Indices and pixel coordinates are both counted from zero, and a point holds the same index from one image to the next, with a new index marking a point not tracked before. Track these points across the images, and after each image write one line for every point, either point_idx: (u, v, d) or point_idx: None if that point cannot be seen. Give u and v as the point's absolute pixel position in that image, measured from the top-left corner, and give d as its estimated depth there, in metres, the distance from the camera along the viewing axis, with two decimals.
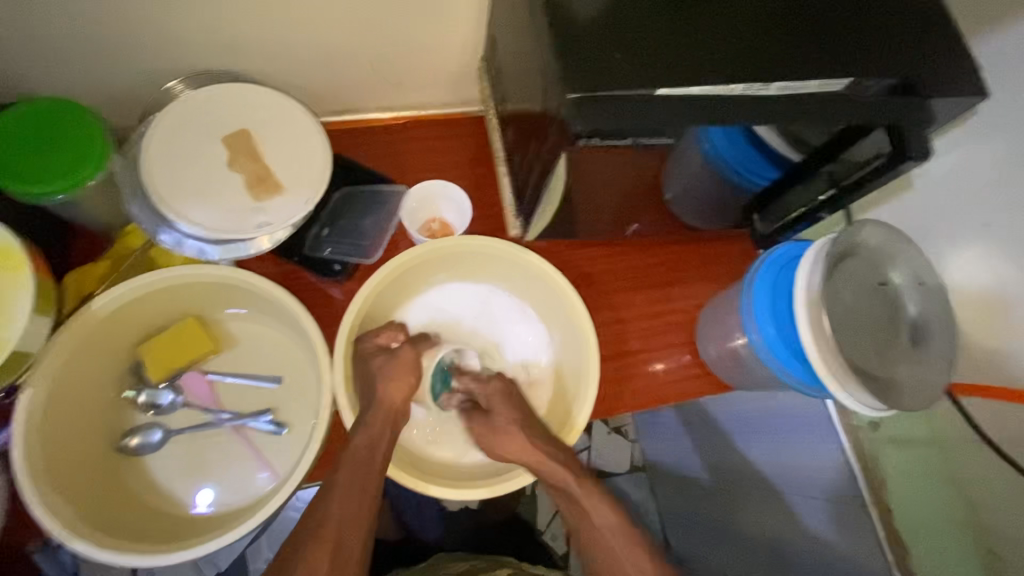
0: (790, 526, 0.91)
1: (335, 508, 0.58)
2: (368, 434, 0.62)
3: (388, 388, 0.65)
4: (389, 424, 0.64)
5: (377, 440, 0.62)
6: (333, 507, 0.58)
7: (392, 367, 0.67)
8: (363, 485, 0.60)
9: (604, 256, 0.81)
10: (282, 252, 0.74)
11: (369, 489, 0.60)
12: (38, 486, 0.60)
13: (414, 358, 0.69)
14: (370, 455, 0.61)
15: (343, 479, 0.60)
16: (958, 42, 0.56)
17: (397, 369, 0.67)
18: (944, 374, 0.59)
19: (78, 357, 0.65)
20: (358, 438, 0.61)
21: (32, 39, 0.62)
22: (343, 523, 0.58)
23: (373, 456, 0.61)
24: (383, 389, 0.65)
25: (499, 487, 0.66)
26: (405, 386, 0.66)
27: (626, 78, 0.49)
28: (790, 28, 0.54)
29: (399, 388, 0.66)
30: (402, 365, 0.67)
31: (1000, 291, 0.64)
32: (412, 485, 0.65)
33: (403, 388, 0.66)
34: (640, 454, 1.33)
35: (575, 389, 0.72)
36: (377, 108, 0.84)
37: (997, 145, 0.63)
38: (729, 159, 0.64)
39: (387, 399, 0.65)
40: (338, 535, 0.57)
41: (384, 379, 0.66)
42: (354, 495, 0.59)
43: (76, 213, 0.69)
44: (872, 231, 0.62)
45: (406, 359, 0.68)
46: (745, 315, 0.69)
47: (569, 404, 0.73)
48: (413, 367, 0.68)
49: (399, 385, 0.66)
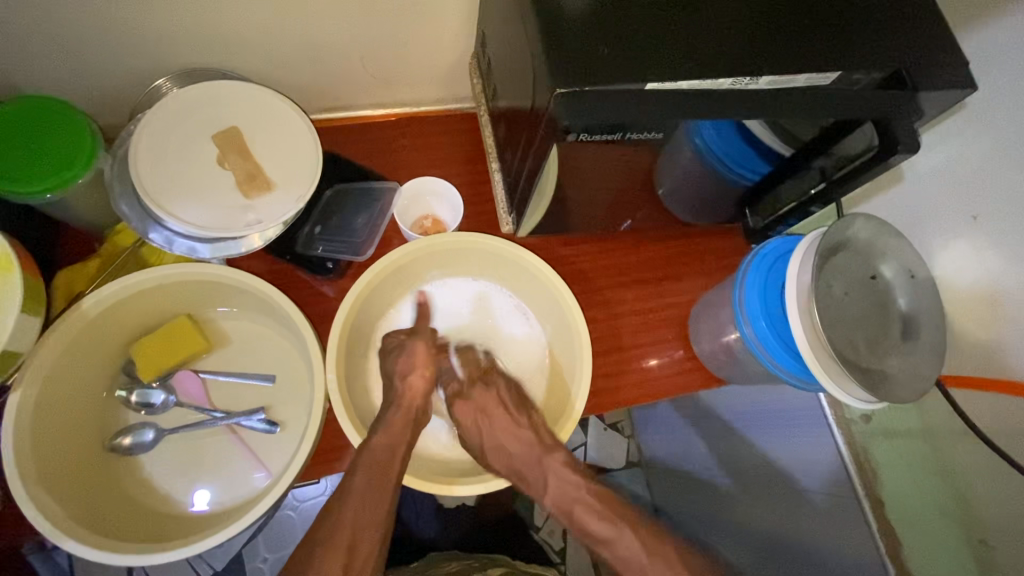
0: (784, 521, 0.91)
1: (349, 511, 0.58)
2: (389, 437, 0.63)
3: (408, 384, 0.68)
4: (409, 424, 0.65)
5: (397, 441, 0.63)
6: (347, 512, 0.58)
7: (409, 362, 0.69)
8: (381, 488, 0.60)
9: (596, 251, 0.81)
10: (274, 250, 0.74)
11: (384, 495, 0.60)
12: (29, 486, 0.59)
13: (427, 350, 0.70)
14: (389, 457, 0.61)
15: (359, 484, 0.59)
16: (945, 36, 0.56)
17: (410, 363, 0.69)
18: (933, 365, 0.59)
19: (70, 356, 0.65)
20: (379, 438, 0.62)
21: (17, 37, 0.62)
22: (358, 525, 0.58)
23: (392, 457, 0.62)
24: (404, 386, 0.68)
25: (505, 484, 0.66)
26: (422, 379, 0.68)
27: (613, 72, 0.49)
28: (779, 22, 0.54)
29: (417, 384, 0.68)
30: (417, 360, 0.69)
31: (989, 283, 0.64)
32: (435, 489, 0.65)
33: (420, 382, 0.68)
34: (636, 450, 1.34)
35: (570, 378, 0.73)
36: (369, 105, 0.84)
37: (984, 138, 0.63)
38: (721, 152, 0.64)
39: (408, 393, 0.67)
40: (351, 541, 0.57)
41: (403, 374, 0.68)
42: (371, 496, 0.59)
43: (66, 212, 0.68)
44: (862, 224, 0.62)
45: (419, 353, 0.70)
46: (737, 309, 0.69)
47: (565, 389, 0.73)
48: (428, 361, 0.70)
49: (416, 379, 0.68)
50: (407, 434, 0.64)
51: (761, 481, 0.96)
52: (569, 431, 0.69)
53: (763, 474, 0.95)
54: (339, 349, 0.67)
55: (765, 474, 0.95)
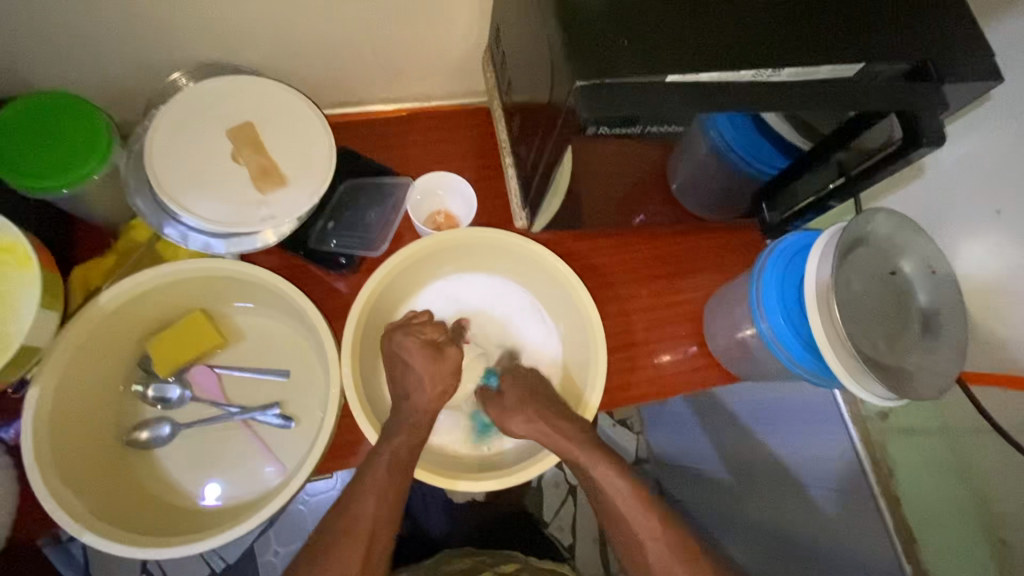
0: (797, 518, 0.91)
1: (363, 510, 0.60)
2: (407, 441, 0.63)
3: (428, 390, 0.67)
4: (428, 426, 0.66)
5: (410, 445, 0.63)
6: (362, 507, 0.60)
7: (437, 368, 0.67)
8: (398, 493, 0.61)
9: (611, 246, 0.80)
10: (289, 244, 0.74)
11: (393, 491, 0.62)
12: (49, 480, 0.60)
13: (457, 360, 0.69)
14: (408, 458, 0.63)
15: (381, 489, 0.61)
16: (970, 27, 0.55)
17: (438, 367, 0.67)
18: (954, 362, 0.59)
19: (88, 350, 0.66)
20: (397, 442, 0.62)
21: (35, 34, 0.62)
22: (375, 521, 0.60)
23: (405, 456, 0.63)
24: (424, 391, 0.67)
25: (539, 467, 0.66)
26: (445, 389, 0.67)
27: (634, 64, 0.49)
28: (801, 13, 0.53)
29: (439, 392, 0.67)
30: (445, 369, 0.68)
31: (1010, 278, 0.63)
32: (438, 483, 0.65)
33: (442, 392, 0.67)
34: (646, 446, 1.32)
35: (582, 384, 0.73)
36: (381, 100, 0.84)
37: (1009, 131, 0.62)
38: (738, 146, 0.63)
39: (427, 397, 0.67)
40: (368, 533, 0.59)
41: (428, 380, 0.67)
42: (381, 492, 0.61)
43: (82, 207, 0.68)
44: (883, 220, 0.61)
45: (450, 361, 0.68)
46: (754, 304, 0.68)
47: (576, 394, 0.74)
48: (455, 370, 0.68)
49: (438, 388, 0.67)
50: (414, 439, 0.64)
51: (775, 478, 0.95)
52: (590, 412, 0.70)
53: (778, 471, 0.94)
54: (354, 346, 0.67)
55: (779, 470, 0.94)
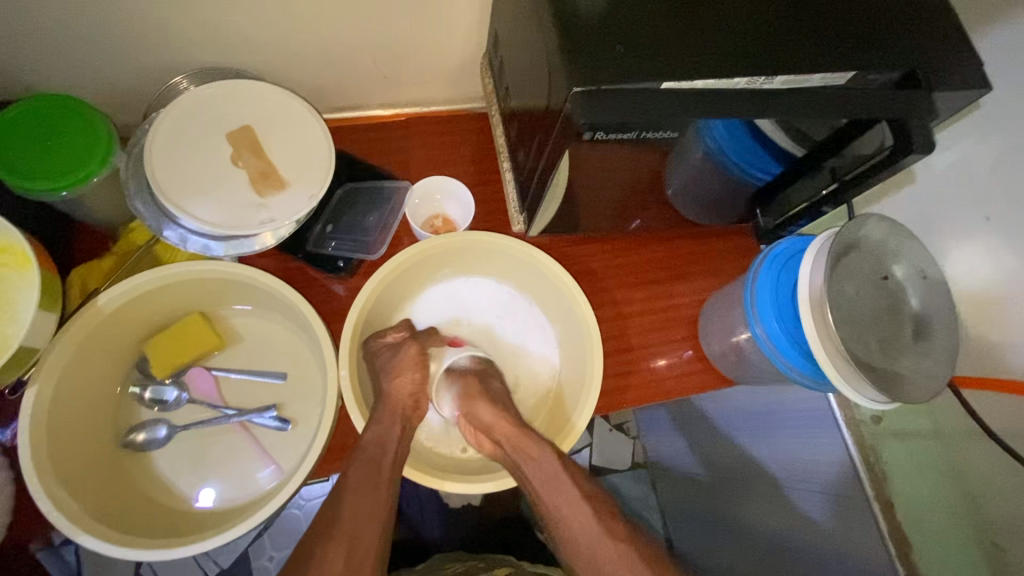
0: (791, 523, 0.91)
1: (349, 505, 0.59)
2: (379, 430, 0.62)
3: (394, 385, 0.66)
4: (399, 420, 0.64)
5: (387, 438, 0.62)
6: (344, 507, 0.58)
7: (397, 362, 0.68)
8: (372, 493, 0.59)
9: (607, 250, 0.81)
10: (286, 249, 0.74)
11: (382, 486, 0.60)
12: (45, 480, 0.60)
13: (417, 355, 0.69)
14: (382, 454, 0.61)
15: (355, 477, 0.60)
16: (958, 35, 0.57)
17: (399, 364, 0.67)
18: (947, 365, 0.59)
19: (85, 351, 0.66)
20: (369, 435, 0.62)
21: (38, 38, 0.62)
22: (354, 515, 0.58)
23: (383, 452, 0.61)
24: (391, 385, 0.67)
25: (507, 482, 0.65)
26: (410, 381, 0.67)
27: (629, 71, 0.49)
28: (795, 23, 0.54)
29: (404, 384, 0.67)
30: (405, 362, 0.68)
31: (1001, 282, 0.64)
32: (427, 482, 0.65)
33: (408, 383, 0.67)
34: (642, 451, 1.32)
35: (575, 398, 0.72)
36: (380, 105, 0.85)
37: (998, 138, 0.63)
38: (732, 151, 0.63)
39: (394, 395, 0.66)
40: (351, 531, 0.57)
41: (390, 375, 0.67)
42: (366, 489, 0.59)
43: (81, 210, 0.69)
44: (874, 225, 0.62)
45: (410, 354, 0.68)
46: (748, 309, 0.69)
47: (565, 415, 0.73)
48: (418, 363, 0.68)
49: (402, 380, 0.67)
50: (398, 427, 0.63)
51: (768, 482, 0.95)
52: (568, 441, 0.69)
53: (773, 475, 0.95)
54: (353, 346, 0.68)
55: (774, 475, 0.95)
